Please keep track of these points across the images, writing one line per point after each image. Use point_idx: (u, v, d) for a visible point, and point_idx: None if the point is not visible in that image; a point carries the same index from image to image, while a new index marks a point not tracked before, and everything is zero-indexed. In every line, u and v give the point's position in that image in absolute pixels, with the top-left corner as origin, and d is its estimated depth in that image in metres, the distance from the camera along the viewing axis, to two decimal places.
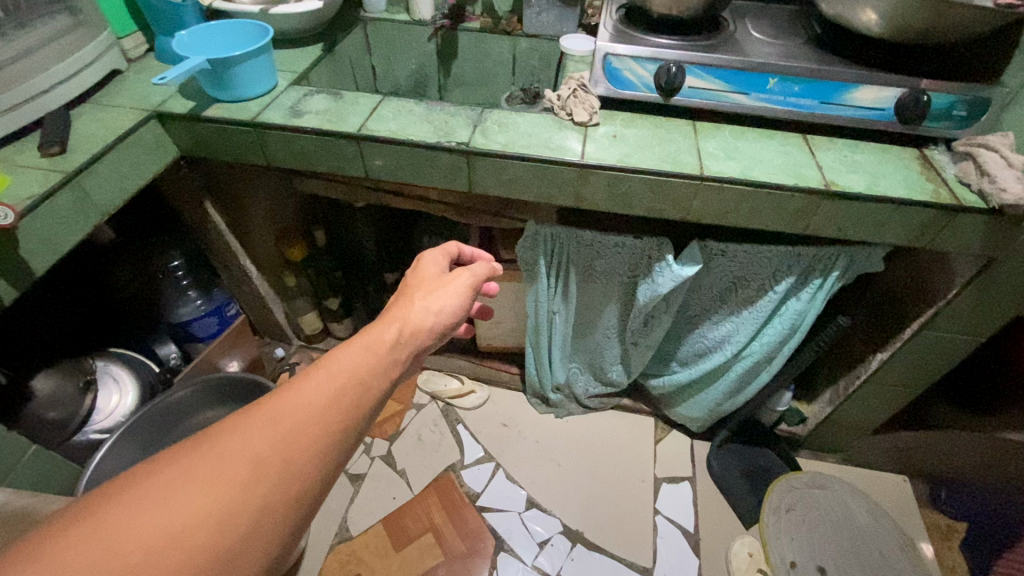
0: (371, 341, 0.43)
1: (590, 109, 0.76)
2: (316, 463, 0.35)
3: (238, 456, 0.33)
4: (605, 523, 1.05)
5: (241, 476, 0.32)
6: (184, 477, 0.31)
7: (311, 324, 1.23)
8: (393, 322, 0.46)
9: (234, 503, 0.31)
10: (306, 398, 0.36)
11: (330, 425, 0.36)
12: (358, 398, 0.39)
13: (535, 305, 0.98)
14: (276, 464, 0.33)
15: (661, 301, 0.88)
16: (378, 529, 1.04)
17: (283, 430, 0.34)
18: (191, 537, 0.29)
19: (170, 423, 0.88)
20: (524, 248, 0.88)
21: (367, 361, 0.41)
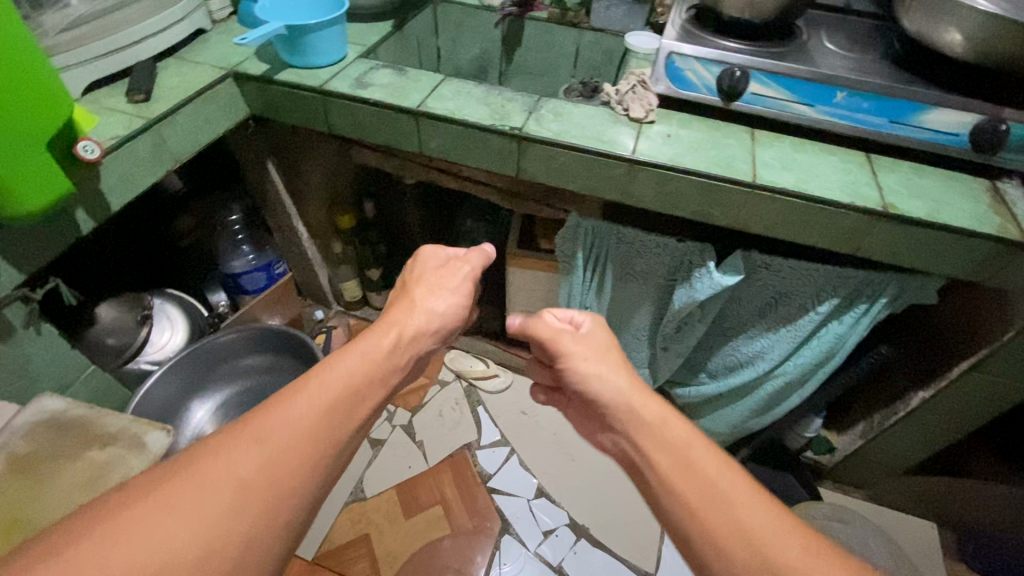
0: (367, 344, 0.51)
1: (648, 106, 0.76)
2: (299, 492, 0.39)
3: (223, 484, 0.36)
4: (612, 523, 1.05)
5: (230, 500, 0.36)
6: (172, 501, 0.34)
7: (351, 291, 1.27)
8: (393, 328, 0.55)
9: (223, 529, 0.35)
10: (292, 420, 0.41)
11: (314, 451, 0.40)
12: (344, 416, 0.44)
13: (568, 299, 0.98)
14: (263, 485, 0.37)
15: (696, 308, 0.87)
16: (391, 494, 1.07)
17: (269, 453, 0.38)
18: (185, 560, 0.33)
19: (214, 363, 0.94)
20: (564, 239, 0.88)
21: (359, 376, 0.47)
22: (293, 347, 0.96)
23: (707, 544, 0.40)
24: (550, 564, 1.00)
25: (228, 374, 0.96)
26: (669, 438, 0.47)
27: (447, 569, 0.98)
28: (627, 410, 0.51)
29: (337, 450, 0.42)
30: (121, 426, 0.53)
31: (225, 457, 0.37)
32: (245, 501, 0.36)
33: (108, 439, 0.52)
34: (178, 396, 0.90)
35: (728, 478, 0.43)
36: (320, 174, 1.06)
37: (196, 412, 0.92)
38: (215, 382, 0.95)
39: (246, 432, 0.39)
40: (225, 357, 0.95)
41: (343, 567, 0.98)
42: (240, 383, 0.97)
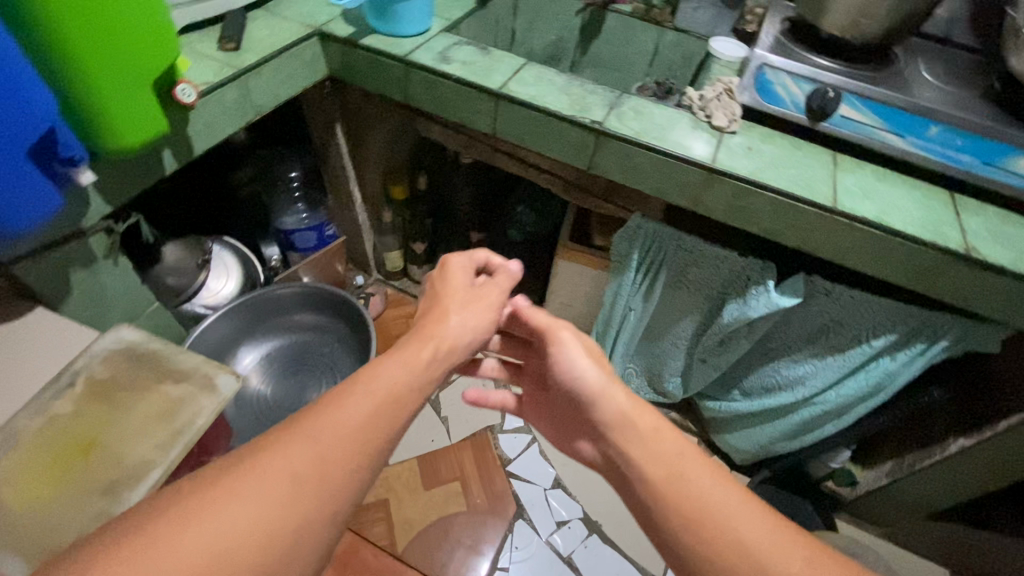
0: (407, 353, 0.49)
1: (731, 116, 0.74)
2: (344, 494, 0.38)
3: (272, 482, 0.36)
4: (624, 524, 1.06)
5: (279, 496, 0.35)
6: (227, 493, 0.35)
7: (394, 262, 1.28)
8: (433, 337, 0.53)
9: (272, 525, 0.34)
10: (336, 424, 0.40)
11: (358, 458, 0.39)
12: (389, 418, 0.43)
13: (614, 298, 0.97)
14: (311, 483, 0.37)
15: (745, 324, 0.87)
16: (412, 464, 1.10)
17: (313, 459, 0.38)
18: (234, 554, 0.33)
19: (266, 316, 0.96)
20: (621, 238, 0.88)
21: (403, 379, 0.46)
22: (343, 310, 0.97)
23: (704, 558, 0.41)
24: (560, 553, 1.01)
25: (276, 327, 0.99)
26: (659, 450, 0.49)
27: (460, 544, 1.01)
28: (622, 421, 0.53)
29: (381, 452, 0.41)
30: (194, 364, 0.55)
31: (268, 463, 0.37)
32: (286, 512, 0.35)
33: (180, 375, 0.54)
34: (228, 343, 0.92)
35: (722, 491, 0.44)
36: (382, 142, 1.07)
37: (244, 358, 0.95)
38: (263, 333, 0.97)
39: (290, 437, 0.38)
40: (277, 311, 0.97)
41: (361, 527, 1.01)
42: (286, 338, 0.99)
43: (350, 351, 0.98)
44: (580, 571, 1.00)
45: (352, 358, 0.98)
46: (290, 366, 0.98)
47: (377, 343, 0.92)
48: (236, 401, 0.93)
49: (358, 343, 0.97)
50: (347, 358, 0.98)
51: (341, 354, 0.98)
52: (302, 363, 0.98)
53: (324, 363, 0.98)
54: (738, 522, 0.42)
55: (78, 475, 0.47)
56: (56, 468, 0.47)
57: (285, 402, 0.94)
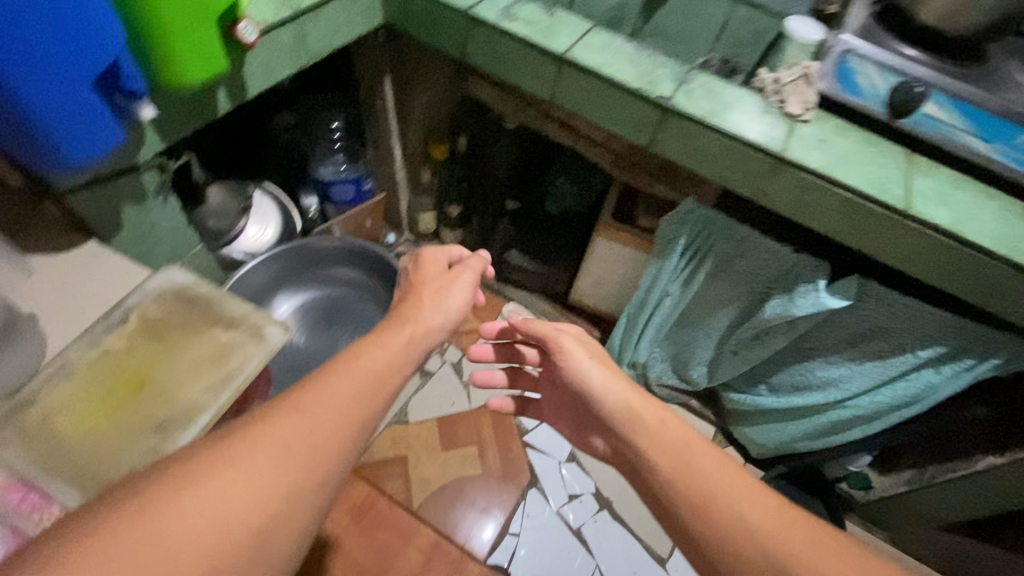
0: (384, 339, 0.51)
1: (806, 104, 0.71)
2: (334, 463, 0.40)
3: (264, 452, 0.37)
4: (634, 504, 1.07)
5: (272, 465, 0.37)
6: (222, 463, 0.36)
7: (427, 223, 1.26)
8: (406, 326, 0.55)
9: (267, 491, 0.36)
10: (323, 398, 0.42)
11: (344, 436, 0.41)
12: (373, 394, 0.45)
13: (652, 280, 0.95)
14: (302, 452, 0.39)
15: (785, 321, 0.85)
16: (432, 424, 1.11)
17: (303, 429, 0.39)
18: (232, 518, 0.34)
19: (306, 267, 0.97)
20: (669, 222, 0.86)
21: (384, 360, 0.48)
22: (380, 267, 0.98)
23: (713, 540, 0.45)
24: (570, 525, 1.03)
25: (310, 279, 0.98)
26: (670, 441, 0.53)
27: (473, 505, 1.04)
28: (623, 411, 0.58)
29: (366, 425, 0.43)
30: (243, 311, 0.55)
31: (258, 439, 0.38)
32: (277, 484, 0.36)
33: (230, 321, 0.54)
34: (268, 289, 0.93)
35: (727, 474, 0.48)
36: (429, 98, 1.04)
37: (280, 306, 0.95)
38: (302, 282, 0.98)
39: (282, 410, 0.40)
40: (316, 263, 0.97)
41: (379, 480, 1.04)
42: (320, 291, 0.99)
43: (383, 309, 0.98)
44: (587, 544, 1.02)
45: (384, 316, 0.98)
46: (322, 320, 0.98)
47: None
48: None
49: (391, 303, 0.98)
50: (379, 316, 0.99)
51: (373, 312, 0.99)
52: (333, 318, 0.98)
53: (356, 319, 0.98)
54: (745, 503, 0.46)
55: (129, 413, 0.48)
56: (108, 404, 0.48)
57: (316, 355, 0.95)
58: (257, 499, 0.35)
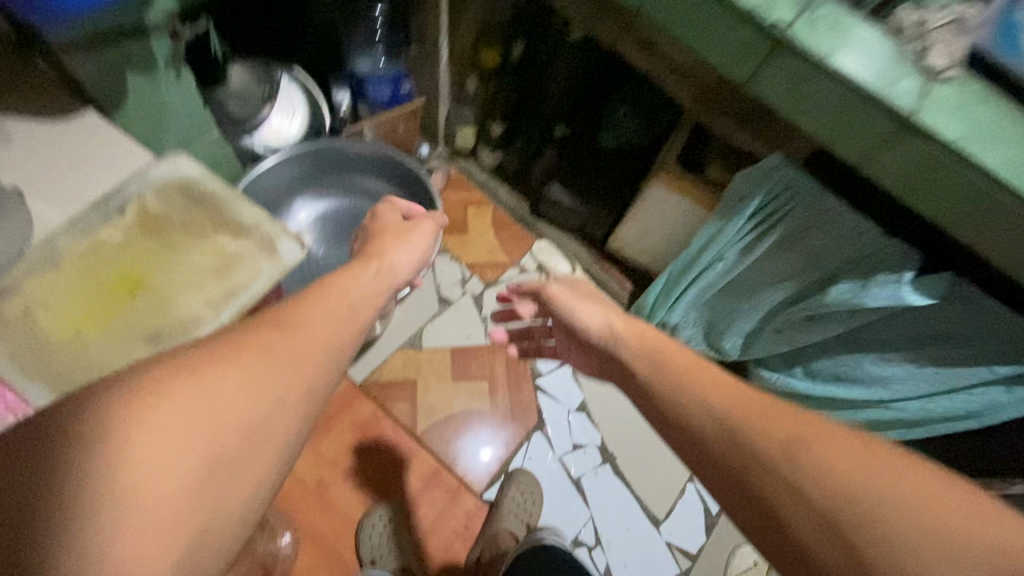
0: (353, 277, 0.55)
1: (952, 57, 0.58)
2: (318, 378, 0.43)
3: (252, 366, 0.40)
4: (638, 463, 1.04)
5: (262, 377, 0.40)
6: (216, 374, 0.38)
7: (465, 139, 1.16)
8: (371, 263, 0.59)
9: (258, 402, 0.39)
10: (306, 321, 0.45)
11: (320, 359, 0.44)
12: (349, 321, 0.49)
13: (708, 241, 0.86)
14: (290, 367, 0.41)
15: (848, 310, 0.77)
16: (445, 354, 1.08)
17: (289, 348, 0.42)
18: (229, 424, 0.37)
19: (330, 171, 0.89)
20: (745, 178, 0.77)
21: (356, 294, 0.52)
22: (413, 183, 0.90)
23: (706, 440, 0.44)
24: (569, 474, 1.02)
25: (338, 184, 0.91)
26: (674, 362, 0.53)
27: (475, 438, 1.02)
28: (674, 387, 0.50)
29: (344, 347, 0.47)
30: (257, 219, 0.52)
31: (233, 356, 0.40)
32: (254, 397, 0.39)
33: (242, 229, 0.52)
34: (289, 189, 0.88)
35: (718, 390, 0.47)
36: None
37: (299, 212, 0.90)
38: (325, 186, 0.91)
39: (268, 331, 0.43)
40: (342, 167, 0.90)
41: (385, 398, 1.03)
42: (346, 200, 0.93)
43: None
44: (584, 493, 1.01)
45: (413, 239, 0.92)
46: (343, 232, 0.92)
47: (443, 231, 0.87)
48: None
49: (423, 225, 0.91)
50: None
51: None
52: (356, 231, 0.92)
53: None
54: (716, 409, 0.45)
55: (129, 310, 0.47)
56: (108, 302, 0.47)
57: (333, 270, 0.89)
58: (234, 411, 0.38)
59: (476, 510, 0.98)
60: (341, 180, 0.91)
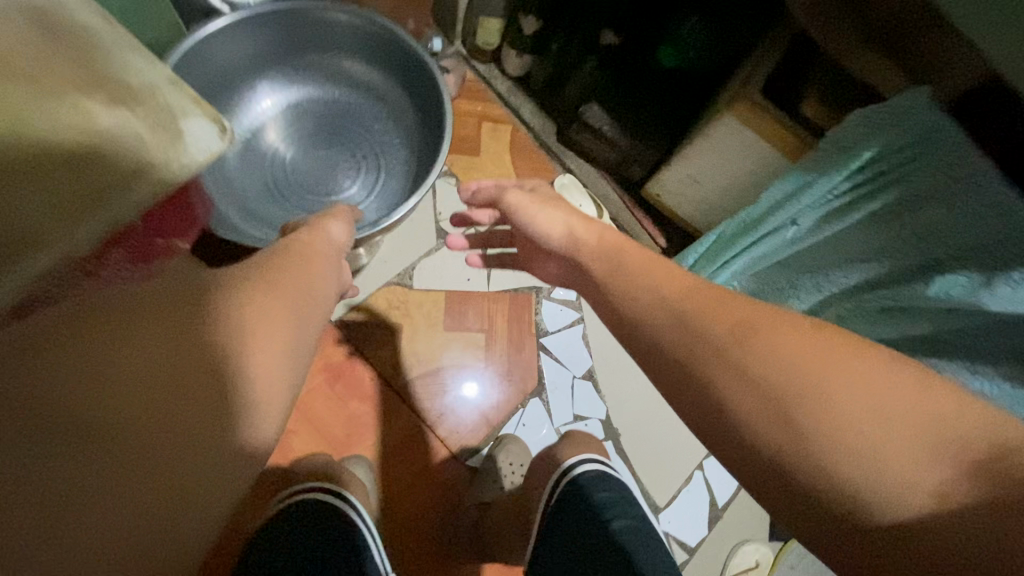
0: (300, 238, 0.46)
1: None
2: (306, 310, 0.38)
3: (241, 289, 0.34)
4: (644, 444, 0.92)
5: (253, 299, 0.34)
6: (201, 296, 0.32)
7: (488, 36, 0.93)
8: (304, 230, 0.49)
9: (255, 315, 0.33)
10: (282, 264, 0.40)
11: (307, 295, 0.39)
12: (319, 271, 0.42)
13: (779, 202, 0.69)
14: (277, 291, 0.36)
15: (942, 311, 0.61)
16: (438, 297, 0.92)
17: (272, 280, 0.37)
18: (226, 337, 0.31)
19: (299, 49, 0.78)
20: (854, 125, 0.58)
21: (317, 253, 0.45)
22: (407, 71, 0.76)
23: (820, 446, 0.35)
24: None
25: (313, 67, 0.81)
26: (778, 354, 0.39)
27: (462, 393, 0.89)
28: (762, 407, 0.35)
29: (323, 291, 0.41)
30: (126, 62, 0.37)
31: (221, 282, 0.34)
32: (253, 315, 0.33)
33: (102, 82, 0.35)
34: (248, 70, 0.78)
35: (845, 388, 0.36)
36: None
37: (260, 102, 0.80)
38: (292, 70, 0.81)
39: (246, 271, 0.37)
40: (315, 47, 0.78)
41: (364, 340, 0.89)
42: (322, 89, 0.83)
43: (399, 133, 0.82)
44: None
45: (401, 145, 0.82)
46: (318, 131, 0.83)
47: (446, 149, 0.68)
48: (242, 150, 0.80)
49: (414, 124, 0.81)
50: (393, 140, 0.83)
51: (388, 131, 0.83)
52: (333, 128, 0.83)
53: (363, 139, 0.83)
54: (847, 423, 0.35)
55: None
56: None
57: (304, 174, 0.82)
58: (225, 333, 0.31)
59: (459, 478, 0.86)
60: (314, 64, 0.81)
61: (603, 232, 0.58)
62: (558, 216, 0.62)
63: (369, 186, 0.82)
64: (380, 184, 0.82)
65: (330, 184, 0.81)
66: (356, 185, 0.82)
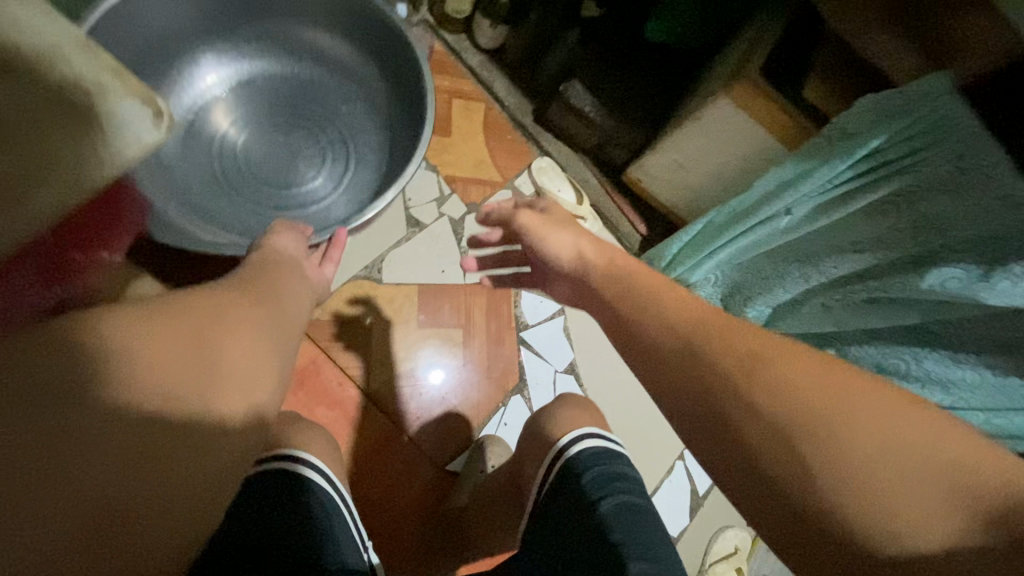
0: (264, 274, 0.45)
1: None
2: (267, 329, 0.38)
3: (204, 303, 0.36)
4: (626, 435, 0.90)
5: (211, 313, 0.35)
6: (165, 309, 0.34)
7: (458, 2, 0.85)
8: (258, 254, 0.48)
9: (212, 325, 0.35)
10: (236, 292, 0.39)
11: (266, 316, 0.39)
12: (280, 300, 0.42)
13: (774, 190, 0.67)
14: (234, 312, 0.37)
15: (935, 303, 0.59)
16: (411, 291, 0.85)
17: (229, 304, 0.37)
18: (188, 344, 0.33)
19: (252, 8, 0.71)
20: (858, 111, 0.56)
21: (277, 280, 0.45)
22: (379, 45, 0.71)
23: (870, 470, 0.31)
24: None
25: (266, 42, 0.75)
26: (813, 364, 0.36)
27: (438, 390, 0.84)
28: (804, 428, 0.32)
29: (281, 315, 0.41)
30: None
31: (185, 300, 0.35)
32: (212, 326, 0.35)
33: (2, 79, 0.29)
34: (192, 25, 0.69)
35: (888, 402, 0.33)
36: None
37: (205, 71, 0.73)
38: (245, 34, 0.73)
39: (204, 295, 0.37)
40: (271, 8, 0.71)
41: (334, 339, 0.82)
42: (279, 67, 0.76)
43: (372, 117, 0.77)
44: None
45: (375, 131, 0.77)
46: (274, 115, 0.76)
47: (429, 135, 0.64)
48: (184, 139, 0.72)
49: (388, 104, 0.75)
50: (364, 123, 0.77)
51: (357, 114, 0.77)
52: (292, 113, 0.76)
53: (329, 125, 0.76)
54: (899, 440, 0.32)
55: None
56: None
57: (259, 164, 0.74)
58: (198, 334, 0.33)
59: (436, 483, 0.81)
60: (270, 27, 0.73)
61: (614, 256, 0.55)
62: (567, 237, 0.59)
63: (336, 177, 0.75)
64: (348, 175, 0.76)
65: (289, 172, 0.74)
66: (321, 176, 0.75)
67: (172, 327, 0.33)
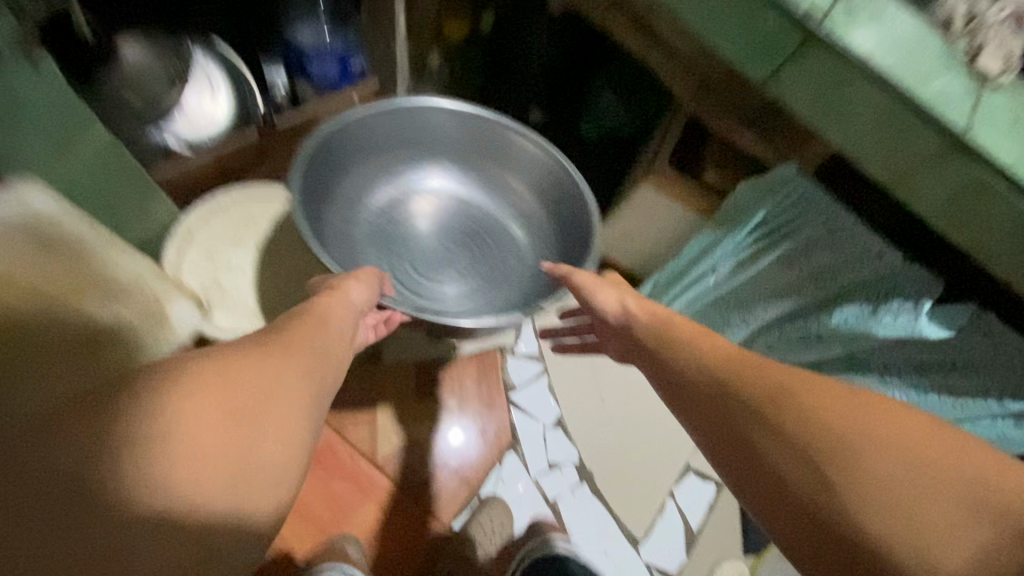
0: (312, 330, 0.49)
1: (1008, 58, 0.46)
2: (300, 405, 0.40)
3: (248, 372, 0.38)
4: (619, 478, 0.98)
5: (252, 388, 0.38)
6: (206, 381, 0.36)
7: None
8: (309, 307, 0.53)
9: (251, 401, 0.37)
10: (282, 358, 0.42)
11: (302, 387, 0.41)
12: (320, 365, 0.45)
13: (701, 253, 0.78)
14: (274, 384, 0.39)
15: (846, 337, 0.69)
16: (410, 369, 0.98)
17: (271, 372, 0.40)
18: (222, 419, 0.35)
19: (495, 156, 0.90)
20: (748, 190, 0.68)
21: (325, 340, 0.48)
22: (567, 208, 0.85)
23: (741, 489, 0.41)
24: (545, 495, 0.95)
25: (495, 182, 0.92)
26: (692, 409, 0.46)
27: (443, 453, 0.94)
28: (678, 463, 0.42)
29: (317, 384, 0.43)
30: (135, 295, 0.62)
31: (225, 366, 0.38)
32: (244, 401, 0.37)
33: None
34: (446, 148, 0.90)
35: None
36: None
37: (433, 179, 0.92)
38: (481, 170, 0.92)
39: (249, 359, 0.40)
40: (509, 158, 0.89)
41: (343, 419, 0.93)
42: (488, 200, 0.92)
43: (526, 271, 0.88)
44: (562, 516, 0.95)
45: (524, 283, 0.87)
46: (462, 233, 0.91)
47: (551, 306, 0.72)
48: (380, 207, 0.90)
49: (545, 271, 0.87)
50: (516, 270, 0.89)
51: (515, 265, 0.89)
52: (477, 240, 0.90)
53: (493, 262, 0.89)
54: None
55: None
56: None
57: (416, 254, 0.88)
58: (226, 411, 0.35)
59: (444, 542, 0.90)
60: (499, 170, 0.91)
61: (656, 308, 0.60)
62: (614, 292, 0.64)
63: (466, 294, 0.86)
64: (474, 303, 0.86)
65: (435, 274, 0.87)
66: (455, 290, 0.86)
67: (211, 405, 0.35)
